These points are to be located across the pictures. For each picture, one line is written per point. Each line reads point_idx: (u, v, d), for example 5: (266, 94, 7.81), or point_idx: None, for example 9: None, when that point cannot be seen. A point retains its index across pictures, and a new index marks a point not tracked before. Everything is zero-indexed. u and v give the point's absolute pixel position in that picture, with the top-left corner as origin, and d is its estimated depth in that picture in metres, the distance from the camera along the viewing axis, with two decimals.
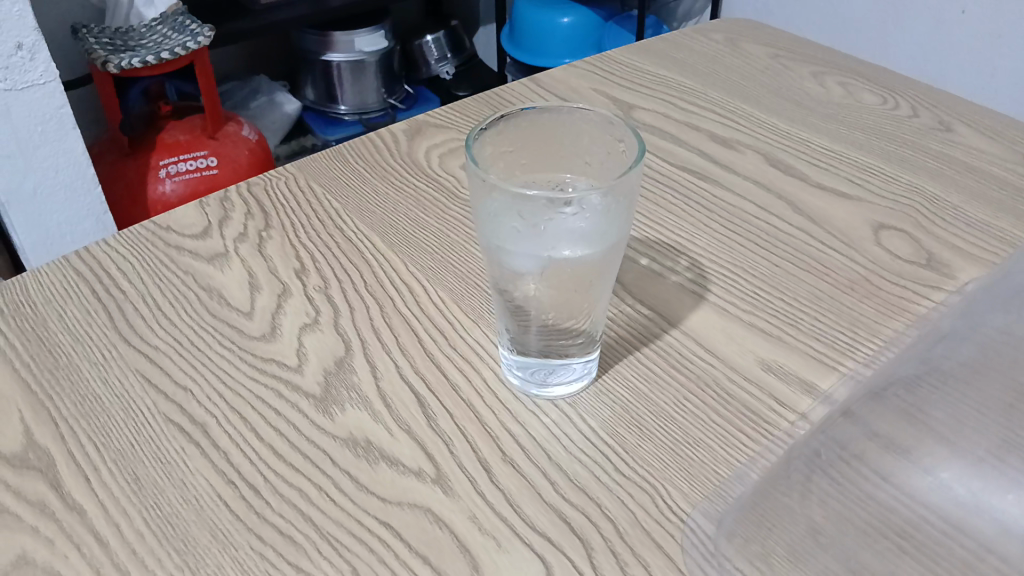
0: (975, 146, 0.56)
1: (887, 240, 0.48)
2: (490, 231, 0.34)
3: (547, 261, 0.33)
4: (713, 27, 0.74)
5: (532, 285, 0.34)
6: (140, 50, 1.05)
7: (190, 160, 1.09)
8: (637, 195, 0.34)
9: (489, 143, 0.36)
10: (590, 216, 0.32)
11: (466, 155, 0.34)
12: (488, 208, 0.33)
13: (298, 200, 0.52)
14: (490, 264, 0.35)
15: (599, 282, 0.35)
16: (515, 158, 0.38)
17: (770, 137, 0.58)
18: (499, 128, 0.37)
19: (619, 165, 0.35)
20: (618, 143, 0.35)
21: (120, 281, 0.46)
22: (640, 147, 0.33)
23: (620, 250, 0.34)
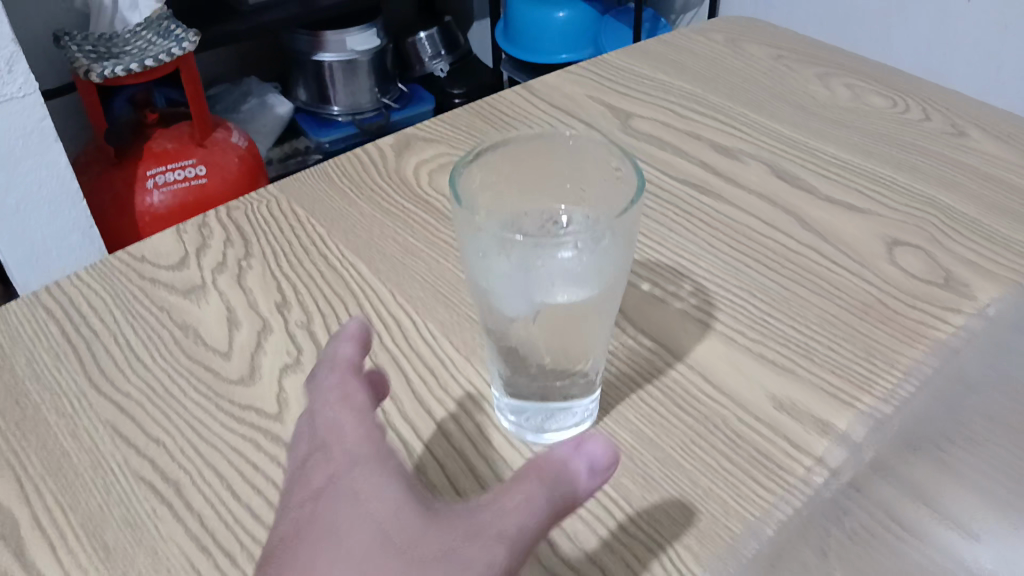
0: (989, 152, 0.54)
1: (901, 257, 0.46)
2: (477, 271, 0.31)
3: (540, 308, 0.31)
4: (713, 27, 0.71)
5: (526, 333, 0.32)
6: (125, 57, 1.02)
7: (178, 170, 1.06)
8: (636, 229, 0.31)
9: (477, 174, 0.34)
10: (585, 256, 0.30)
11: (450, 190, 0.32)
12: (475, 255, 0.31)
13: (279, 225, 0.49)
14: (480, 305, 0.33)
15: (598, 327, 0.32)
16: (505, 189, 0.35)
17: (775, 146, 0.55)
18: (487, 154, 0.34)
19: (615, 196, 0.33)
20: (614, 170, 0.33)
21: (92, 320, 0.43)
22: (639, 181, 0.31)
23: (618, 290, 0.32)
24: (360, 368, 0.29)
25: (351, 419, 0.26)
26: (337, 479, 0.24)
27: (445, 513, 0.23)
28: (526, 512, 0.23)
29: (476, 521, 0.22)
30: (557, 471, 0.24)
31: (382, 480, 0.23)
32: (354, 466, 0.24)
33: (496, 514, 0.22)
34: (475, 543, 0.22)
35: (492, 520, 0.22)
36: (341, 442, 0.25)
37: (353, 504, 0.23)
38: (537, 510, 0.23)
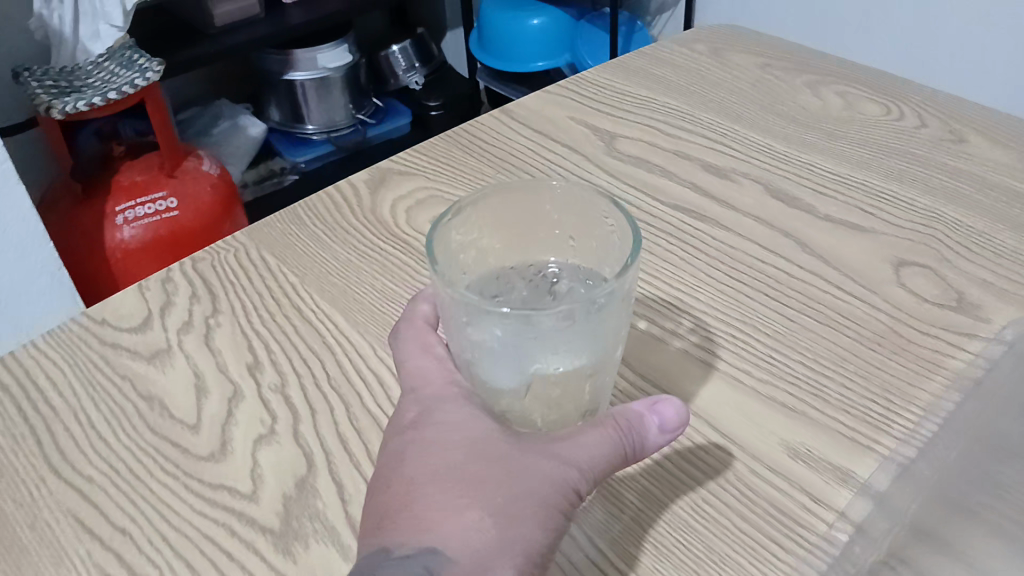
0: (992, 158, 0.52)
1: (909, 279, 0.43)
2: (464, 340, 0.29)
3: (531, 376, 0.29)
4: (695, 38, 0.69)
5: (519, 399, 0.30)
6: (87, 91, 0.99)
7: (149, 203, 1.03)
8: (633, 287, 0.29)
9: (458, 232, 0.31)
10: (582, 325, 0.28)
11: (430, 260, 0.29)
12: (459, 322, 0.29)
13: (249, 276, 0.46)
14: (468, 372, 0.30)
15: (593, 388, 0.30)
16: (490, 245, 0.32)
17: (767, 162, 0.53)
18: (466, 210, 0.31)
19: (610, 253, 0.30)
20: (607, 226, 0.30)
21: (51, 395, 0.40)
22: (635, 240, 0.29)
23: (613, 348, 0.30)
24: (432, 318, 0.35)
25: (431, 362, 0.33)
26: (430, 409, 0.30)
27: (526, 440, 0.29)
28: (596, 448, 0.29)
29: (554, 452, 0.28)
30: (620, 419, 0.30)
31: (467, 417, 0.30)
32: (443, 401, 0.30)
33: (571, 447, 0.29)
34: (550, 466, 0.28)
35: (565, 453, 0.28)
36: (434, 382, 0.32)
37: (448, 427, 0.29)
38: (605, 449, 0.29)
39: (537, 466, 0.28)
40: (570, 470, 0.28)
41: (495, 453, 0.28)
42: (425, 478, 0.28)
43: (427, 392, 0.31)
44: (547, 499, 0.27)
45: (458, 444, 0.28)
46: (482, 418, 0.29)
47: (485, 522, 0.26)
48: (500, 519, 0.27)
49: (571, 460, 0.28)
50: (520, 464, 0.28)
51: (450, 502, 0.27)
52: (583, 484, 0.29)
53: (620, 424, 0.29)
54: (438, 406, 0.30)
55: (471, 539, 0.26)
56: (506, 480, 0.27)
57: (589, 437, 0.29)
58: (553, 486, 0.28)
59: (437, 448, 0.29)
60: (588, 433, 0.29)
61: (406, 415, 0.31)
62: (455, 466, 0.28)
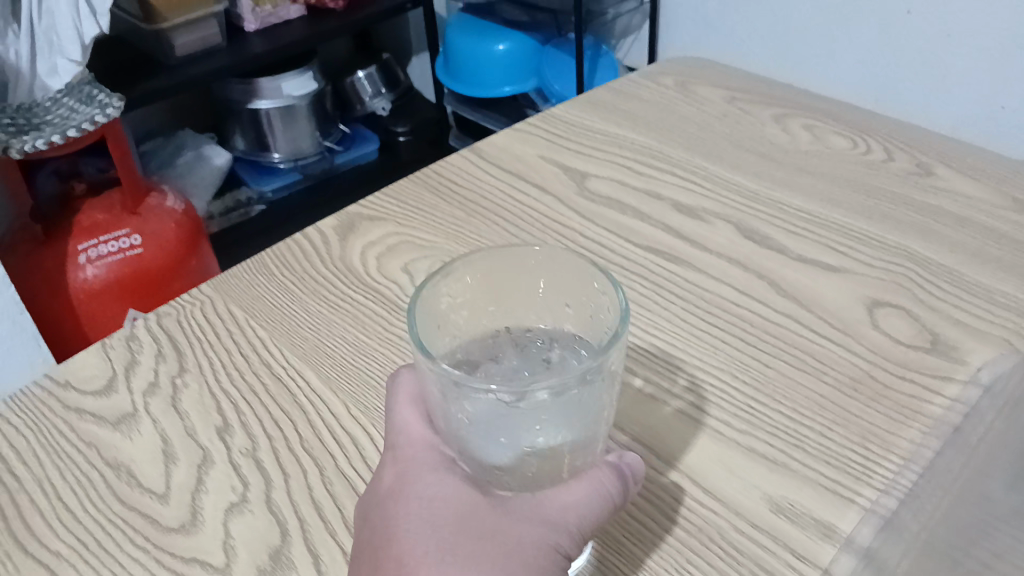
0: (960, 191, 0.52)
1: (884, 320, 0.43)
2: (450, 417, 0.29)
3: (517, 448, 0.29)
4: (661, 70, 0.70)
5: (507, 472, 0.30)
6: (45, 129, 0.96)
7: (112, 242, 1.01)
8: (619, 362, 0.29)
9: (447, 292, 0.32)
10: (567, 404, 0.28)
11: (413, 324, 0.29)
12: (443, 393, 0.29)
13: (216, 332, 0.45)
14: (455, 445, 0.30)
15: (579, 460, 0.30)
16: (480, 306, 0.33)
17: (739, 201, 0.53)
18: (455, 270, 0.32)
19: (601, 324, 0.30)
20: (598, 295, 0.30)
21: (13, 465, 0.39)
22: (622, 317, 0.29)
23: (601, 425, 0.30)
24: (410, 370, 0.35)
25: (408, 423, 0.32)
26: (410, 478, 0.30)
27: (512, 505, 0.29)
28: (582, 506, 0.29)
29: (542, 513, 0.29)
30: (604, 471, 0.30)
31: (449, 488, 0.29)
32: (424, 472, 0.30)
33: (558, 509, 0.29)
34: (539, 532, 0.28)
35: (553, 517, 0.29)
36: (415, 447, 0.32)
37: (432, 501, 0.29)
38: (591, 505, 0.29)
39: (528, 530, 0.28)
40: (560, 535, 0.28)
41: (485, 523, 0.28)
42: (416, 558, 0.28)
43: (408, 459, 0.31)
44: (541, 566, 0.28)
45: (443, 522, 0.28)
46: (466, 486, 0.30)
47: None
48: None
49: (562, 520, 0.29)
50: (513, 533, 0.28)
51: None
52: (574, 545, 0.29)
53: (604, 477, 0.30)
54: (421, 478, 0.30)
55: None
56: (499, 550, 0.28)
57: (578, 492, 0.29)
58: (545, 553, 0.28)
59: (424, 525, 0.29)
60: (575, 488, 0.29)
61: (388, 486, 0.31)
62: (445, 546, 0.28)
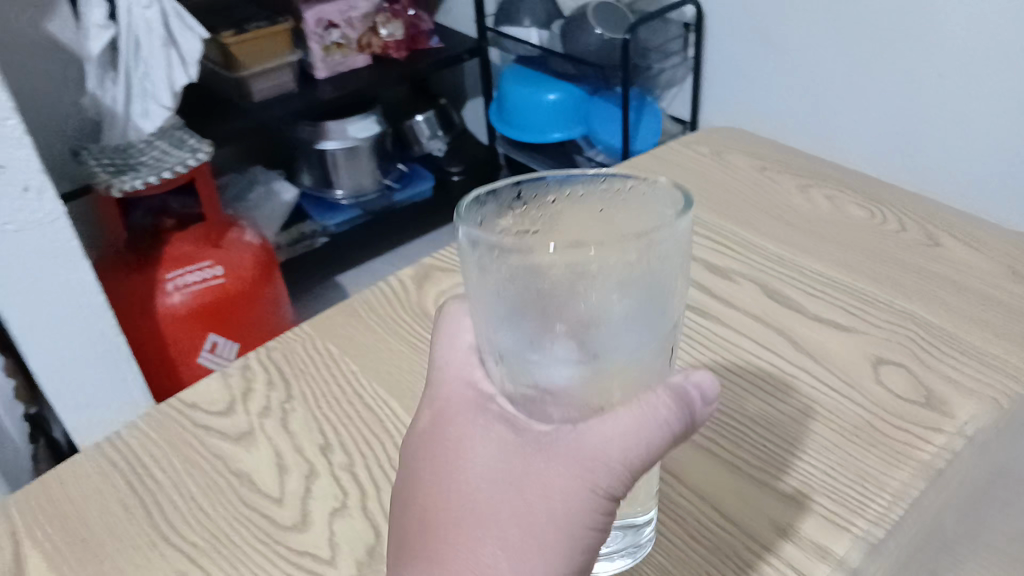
0: (963, 261, 0.59)
1: (886, 376, 0.50)
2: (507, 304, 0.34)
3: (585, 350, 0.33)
4: (701, 139, 0.78)
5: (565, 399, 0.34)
6: (142, 169, 1.08)
7: (196, 272, 1.11)
8: (675, 259, 0.33)
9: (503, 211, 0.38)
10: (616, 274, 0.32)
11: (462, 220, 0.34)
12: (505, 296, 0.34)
13: (316, 365, 0.54)
14: (511, 346, 0.34)
15: (642, 368, 0.34)
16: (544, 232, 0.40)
17: (764, 264, 0.60)
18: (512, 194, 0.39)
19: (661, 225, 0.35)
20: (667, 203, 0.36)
21: (155, 470, 0.48)
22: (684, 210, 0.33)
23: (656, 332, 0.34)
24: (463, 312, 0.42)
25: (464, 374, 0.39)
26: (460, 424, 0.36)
27: (554, 447, 0.34)
28: (625, 437, 0.33)
29: (579, 456, 0.33)
30: (656, 398, 0.33)
31: (494, 436, 0.35)
32: (474, 421, 0.36)
33: (598, 444, 0.33)
34: (575, 473, 0.33)
35: (591, 452, 0.33)
36: (464, 401, 0.37)
37: (479, 449, 0.35)
38: (635, 435, 0.33)
39: (563, 479, 0.33)
40: (595, 472, 0.33)
41: (523, 474, 0.34)
42: (461, 505, 0.34)
43: (457, 413, 0.37)
44: (576, 506, 0.33)
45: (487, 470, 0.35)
46: (509, 435, 0.35)
47: (519, 549, 0.33)
48: (532, 549, 0.32)
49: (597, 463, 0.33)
50: (548, 481, 0.33)
51: (484, 528, 0.33)
52: (614, 477, 0.33)
53: (658, 404, 0.33)
54: (467, 432, 0.36)
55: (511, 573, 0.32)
56: (537, 503, 0.33)
57: (619, 424, 0.33)
58: (579, 491, 0.33)
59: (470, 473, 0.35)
60: (615, 422, 0.33)
61: (435, 437, 0.37)
62: (484, 494, 0.34)
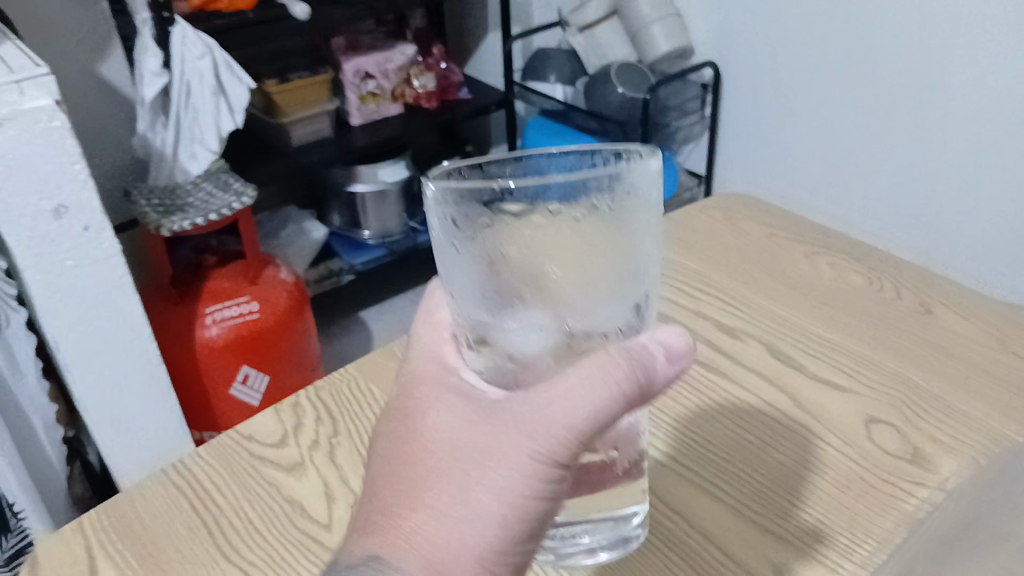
0: (953, 329, 0.64)
1: (877, 434, 0.55)
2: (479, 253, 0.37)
3: (552, 316, 0.37)
4: (714, 204, 0.84)
5: (536, 365, 0.38)
6: (189, 210, 1.16)
7: (233, 306, 1.18)
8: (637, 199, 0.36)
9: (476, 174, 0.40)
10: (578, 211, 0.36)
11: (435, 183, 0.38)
12: (481, 260, 0.38)
13: (360, 405, 0.60)
14: (484, 292, 0.38)
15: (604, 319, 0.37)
16: None
17: (769, 325, 0.66)
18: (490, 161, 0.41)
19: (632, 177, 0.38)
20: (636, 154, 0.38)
21: (215, 496, 0.53)
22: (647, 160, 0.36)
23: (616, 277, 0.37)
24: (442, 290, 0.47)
25: (434, 347, 0.43)
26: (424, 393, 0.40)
27: (504, 414, 0.37)
28: (569, 401, 0.35)
29: (523, 426, 0.36)
30: (612, 358, 0.35)
31: (454, 403, 0.39)
32: (437, 389, 0.40)
33: (544, 409, 0.36)
34: (518, 438, 0.36)
35: (536, 418, 0.36)
36: (429, 372, 0.41)
37: (437, 415, 0.39)
38: (581, 398, 0.35)
39: (508, 448, 0.36)
40: (538, 437, 0.35)
41: (468, 446, 0.37)
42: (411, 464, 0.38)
43: (423, 382, 0.41)
44: (517, 468, 0.36)
45: (441, 433, 0.38)
46: (468, 402, 0.38)
47: (457, 511, 0.36)
48: (470, 522, 0.35)
49: (540, 429, 0.36)
50: (496, 452, 0.36)
51: (429, 488, 0.36)
52: (557, 440, 0.35)
53: (611, 364, 0.35)
54: (427, 402, 0.39)
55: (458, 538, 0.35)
56: (484, 470, 0.36)
57: (560, 388, 0.36)
58: (520, 454, 0.36)
59: (427, 435, 0.38)
60: (561, 388, 0.36)
61: (397, 408, 0.40)
62: (433, 456, 0.37)
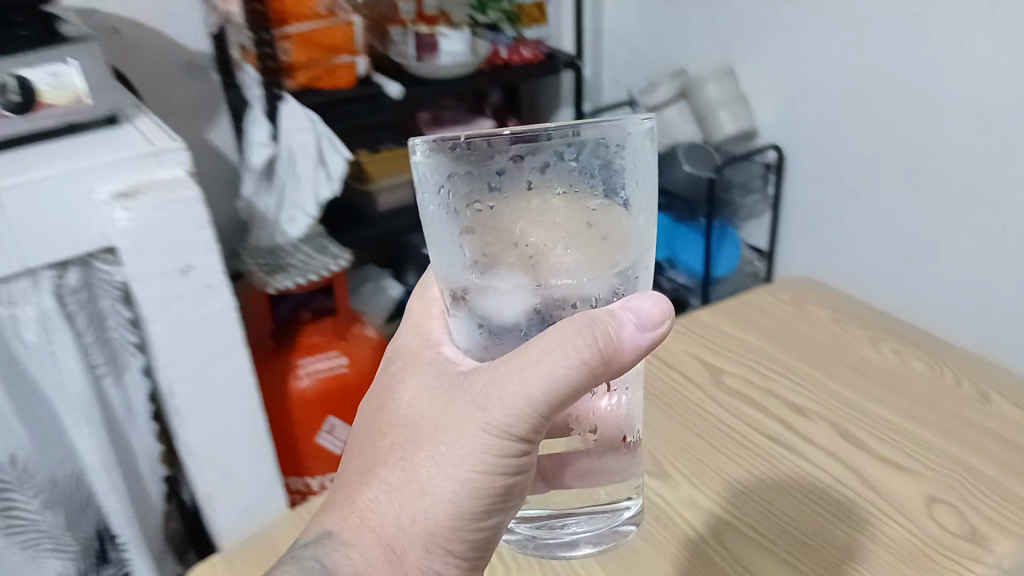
0: (1009, 418, 0.70)
1: (939, 513, 0.61)
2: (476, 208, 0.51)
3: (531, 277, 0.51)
4: (782, 287, 0.91)
5: (510, 319, 0.51)
6: (291, 270, 1.28)
7: (325, 360, 1.28)
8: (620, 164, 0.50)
9: None
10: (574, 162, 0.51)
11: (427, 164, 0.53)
12: (465, 223, 0.51)
13: None
14: (475, 245, 0.51)
15: (578, 274, 0.51)
16: None
17: (836, 406, 0.72)
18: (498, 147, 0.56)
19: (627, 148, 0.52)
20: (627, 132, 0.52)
21: None
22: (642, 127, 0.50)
23: (596, 245, 0.51)
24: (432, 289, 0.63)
25: (437, 333, 0.58)
26: (411, 375, 0.55)
27: (464, 392, 0.50)
28: (512, 379, 0.47)
29: (477, 401, 0.49)
30: (564, 330, 0.46)
31: (434, 385, 0.53)
32: (424, 372, 0.55)
33: (492, 385, 0.48)
34: (468, 416, 0.49)
35: (480, 397, 0.49)
36: (423, 354, 0.57)
37: (419, 397, 0.53)
38: (521, 378, 0.47)
39: (464, 425, 0.49)
40: (481, 414, 0.48)
41: (436, 418, 0.51)
42: (394, 434, 0.53)
43: (417, 363, 0.56)
44: (467, 443, 0.49)
45: (418, 412, 0.52)
46: (445, 376, 0.53)
47: (419, 477, 0.50)
48: (427, 490, 0.50)
49: (490, 405, 0.48)
50: (453, 427, 0.50)
51: (403, 454, 0.51)
52: (497, 414, 0.47)
53: (564, 339, 0.45)
54: (415, 384, 0.54)
55: (415, 503, 0.50)
56: (440, 445, 0.50)
57: (521, 362, 0.47)
58: (469, 427, 0.49)
59: (409, 411, 0.53)
60: (512, 364, 0.47)
61: (392, 385, 0.56)
62: (410, 427, 0.52)
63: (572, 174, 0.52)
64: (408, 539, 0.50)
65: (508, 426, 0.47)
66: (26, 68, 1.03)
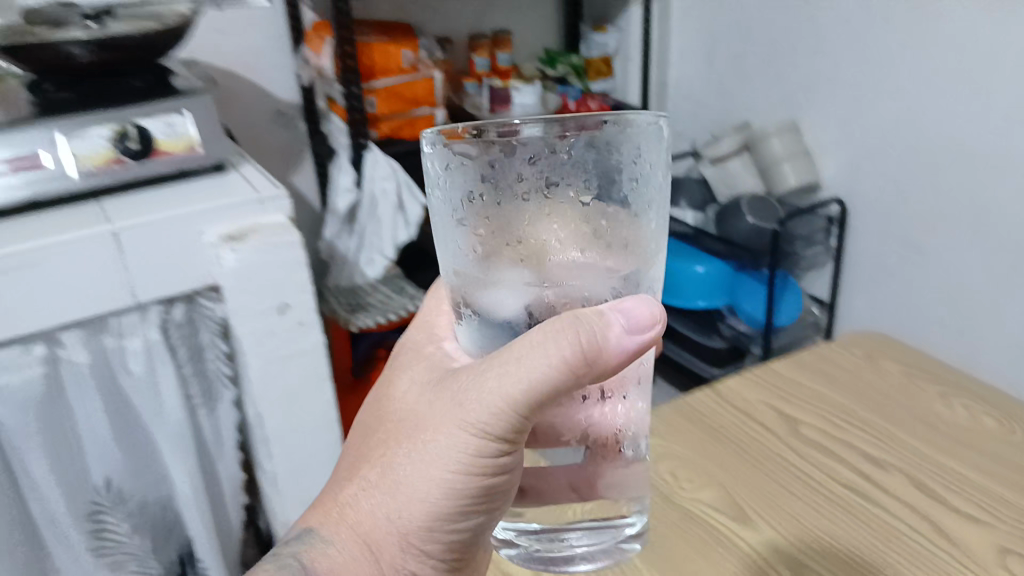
0: None
1: (1012, 564, 0.63)
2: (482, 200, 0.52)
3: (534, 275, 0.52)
4: (855, 341, 0.95)
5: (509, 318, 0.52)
6: (372, 310, 1.35)
7: None
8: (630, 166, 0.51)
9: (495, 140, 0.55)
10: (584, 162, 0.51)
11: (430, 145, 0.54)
12: (468, 215, 0.52)
13: None
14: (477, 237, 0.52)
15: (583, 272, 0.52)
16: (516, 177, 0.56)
17: (909, 458, 0.75)
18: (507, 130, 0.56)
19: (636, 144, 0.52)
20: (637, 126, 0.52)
21: None
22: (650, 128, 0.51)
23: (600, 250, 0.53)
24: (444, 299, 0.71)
25: (443, 339, 0.65)
26: (412, 375, 0.63)
27: (448, 395, 0.57)
28: (491, 379, 0.52)
29: (460, 404, 0.55)
30: (552, 327, 0.48)
31: (429, 387, 0.60)
32: (425, 375, 0.62)
33: (473, 386, 0.54)
34: (450, 418, 0.56)
35: (460, 402, 0.55)
36: (428, 355, 0.64)
37: (417, 397, 0.61)
38: (497, 378, 0.52)
39: (450, 422, 0.56)
40: (461, 416, 0.55)
41: (426, 418, 0.58)
42: (394, 430, 0.61)
43: (421, 363, 0.64)
44: (450, 442, 0.56)
45: (413, 411, 0.60)
46: (438, 379, 0.60)
47: (408, 470, 0.58)
48: (416, 483, 0.58)
49: (467, 401, 0.55)
50: (439, 426, 0.56)
51: (398, 451, 0.59)
52: (475, 416, 0.54)
53: (554, 337, 0.48)
54: (414, 385, 0.62)
55: (398, 487, 0.58)
56: (427, 443, 0.57)
57: (502, 361, 0.51)
58: (451, 427, 0.56)
59: (406, 411, 0.61)
60: (492, 366, 0.53)
61: (398, 384, 0.64)
62: (405, 426, 0.60)
63: (569, 171, 0.52)
64: (398, 525, 0.59)
65: (485, 425, 0.53)
66: (145, 119, 1.13)
